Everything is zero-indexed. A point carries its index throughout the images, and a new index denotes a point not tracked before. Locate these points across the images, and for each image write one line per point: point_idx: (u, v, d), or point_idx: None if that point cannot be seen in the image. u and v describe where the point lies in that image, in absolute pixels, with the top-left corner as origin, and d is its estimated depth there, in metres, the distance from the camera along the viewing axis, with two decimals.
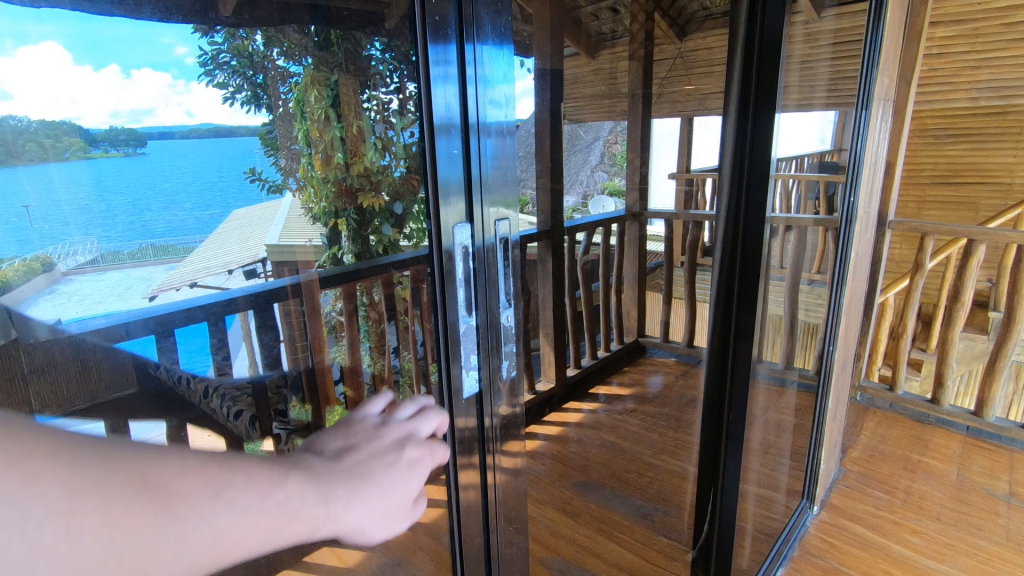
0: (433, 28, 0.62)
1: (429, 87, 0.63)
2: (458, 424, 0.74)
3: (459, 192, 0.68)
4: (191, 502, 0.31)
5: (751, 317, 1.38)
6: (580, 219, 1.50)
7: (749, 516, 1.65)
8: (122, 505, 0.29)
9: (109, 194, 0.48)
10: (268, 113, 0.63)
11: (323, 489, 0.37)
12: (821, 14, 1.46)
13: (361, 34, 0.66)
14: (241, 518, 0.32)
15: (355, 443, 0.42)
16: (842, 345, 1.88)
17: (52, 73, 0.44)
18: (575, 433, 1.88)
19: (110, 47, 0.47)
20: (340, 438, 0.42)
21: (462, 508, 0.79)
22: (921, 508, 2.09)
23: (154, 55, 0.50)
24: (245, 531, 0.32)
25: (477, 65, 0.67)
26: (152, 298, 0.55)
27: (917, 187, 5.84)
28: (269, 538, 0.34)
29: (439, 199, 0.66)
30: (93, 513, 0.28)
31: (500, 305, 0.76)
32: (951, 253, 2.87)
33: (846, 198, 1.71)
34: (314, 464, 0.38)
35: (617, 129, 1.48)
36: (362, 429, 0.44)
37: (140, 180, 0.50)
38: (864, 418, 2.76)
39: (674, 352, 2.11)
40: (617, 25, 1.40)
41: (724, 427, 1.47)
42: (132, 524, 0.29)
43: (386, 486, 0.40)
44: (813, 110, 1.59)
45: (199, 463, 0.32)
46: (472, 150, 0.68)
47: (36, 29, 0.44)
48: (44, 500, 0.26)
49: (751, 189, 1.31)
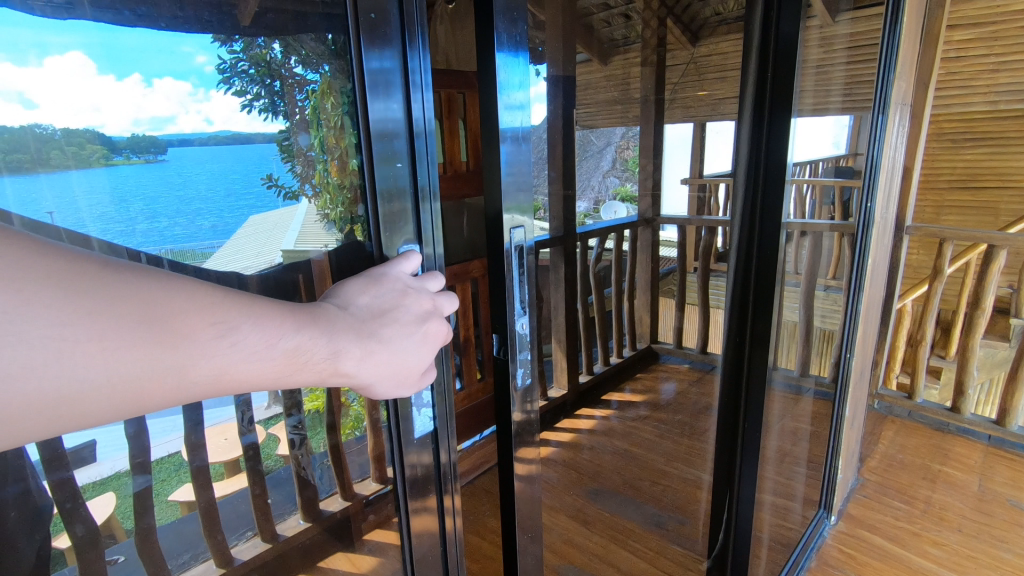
0: (367, 27, 0.58)
1: (365, 95, 0.59)
2: (406, 461, 0.70)
3: (405, 204, 0.64)
4: (199, 340, 0.35)
5: (768, 324, 1.36)
6: (593, 226, 1.49)
7: (765, 526, 1.63)
8: (142, 330, 0.33)
9: (129, 203, 0.48)
10: (284, 121, 0.58)
11: (327, 344, 0.43)
12: (836, 18, 1.45)
13: (342, 37, 0.58)
14: (244, 360, 0.37)
15: (366, 313, 0.47)
16: (859, 352, 1.85)
17: (74, 82, 0.44)
18: (588, 439, 1.86)
19: (132, 56, 0.47)
20: (356, 305, 0.47)
21: (415, 559, 0.75)
22: (942, 519, 2.05)
23: (175, 64, 0.50)
24: (255, 361, 0.38)
25: (424, 72, 0.63)
26: None
27: (935, 191, 5.78)
28: (267, 381, 0.40)
29: (379, 209, 0.62)
30: (88, 341, 0.31)
31: (516, 313, 0.80)
32: (970, 259, 2.82)
33: (863, 205, 1.69)
34: (333, 316, 0.44)
35: (629, 135, 1.45)
36: (377, 303, 0.48)
37: (160, 187, 0.50)
38: (882, 426, 2.71)
39: (688, 357, 1.97)
40: (629, 31, 1.43)
41: (741, 434, 1.45)
42: (139, 354, 0.32)
43: (381, 355, 0.46)
44: (828, 114, 1.57)
45: (212, 300, 0.36)
46: (420, 159, 0.64)
47: (58, 39, 0.44)
48: (35, 322, 0.29)
49: (766, 196, 1.30)
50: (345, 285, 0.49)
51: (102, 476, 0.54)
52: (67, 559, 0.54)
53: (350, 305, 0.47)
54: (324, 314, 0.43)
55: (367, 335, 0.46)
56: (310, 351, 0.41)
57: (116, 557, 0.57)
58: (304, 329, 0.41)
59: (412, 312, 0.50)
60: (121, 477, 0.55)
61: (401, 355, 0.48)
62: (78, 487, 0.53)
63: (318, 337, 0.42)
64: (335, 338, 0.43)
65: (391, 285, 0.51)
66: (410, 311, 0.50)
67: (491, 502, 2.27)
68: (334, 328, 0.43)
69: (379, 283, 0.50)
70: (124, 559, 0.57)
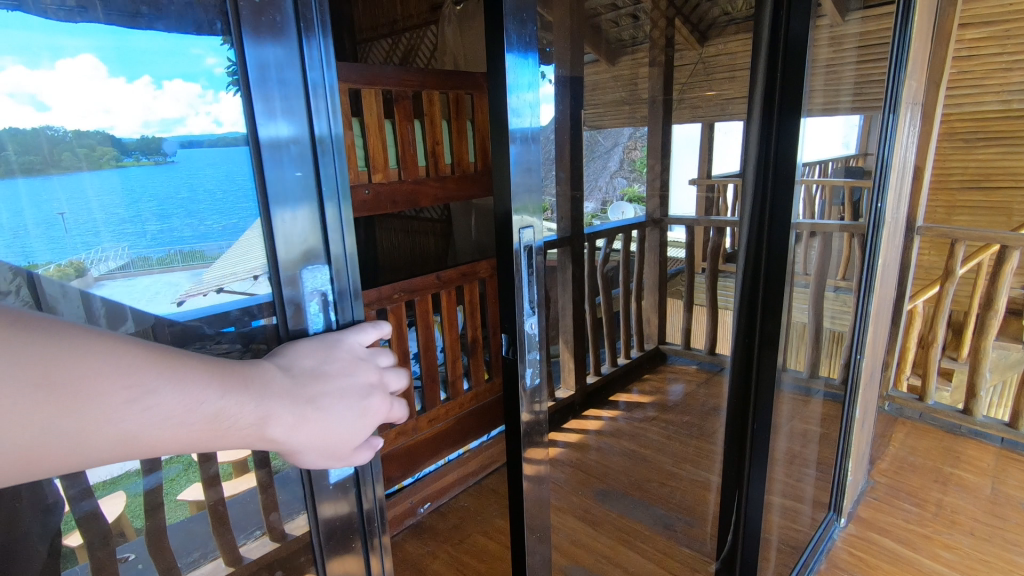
0: (248, 21, 0.52)
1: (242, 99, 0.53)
2: (321, 513, 0.65)
3: (312, 246, 0.59)
4: (113, 405, 0.37)
5: (778, 323, 1.35)
6: (601, 226, 1.47)
7: (773, 528, 1.62)
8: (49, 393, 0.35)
9: (138, 203, 0.54)
10: (285, 125, 0.55)
11: (257, 409, 0.45)
12: (846, 17, 1.43)
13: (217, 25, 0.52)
14: (162, 424, 0.40)
15: (305, 379, 0.50)
16: (869, 354, 1.84)
17: (83, 86, 0.49)
18: (595, 441, 1.80)
19: (142, 60, 0.51)
20: (297, 369, 0.51)
21: None
22: (953, 522, 2.03)
23: (183, 66, 0.52)
24: (172, 423, 0.40)
25: (322, 66, 0.57)
26: (182, 305, 0.54)
27: (947, 191, 5.72)
28: (184, 444, 0.42)
29: (272, 227, 0.56)
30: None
31: (524, 312, 0.81)
32: (983, 260, 2.79)
33: (874, 205, 1.68)
34: (275, 379, 0.48)
35: (636, 135, 1.47)
36: (319, 369, 0.52)
37: (167, 186, 0.54)
38: (893, 428, 2.69)
39: (696, 358, 1.98)
40: (637, 31, 1.44)
41: (749, 437, 1.45)
42: (41, 414, 0.35)
43: (314, 422, 0.49)
44: (838, 114, 1.55)
45: (132, 363, 0.38)
46: (329, 196, 0.59)
47: (71, 42, 0.49)
48: None
49: (777, 195, 1.28)
50: (294, 348, 0.53)
51: (114, 474, 0.56)
52: (78, 557, 0.58)
53: (291, 368, 0.50)
54: (261, 377, 0.47)
55: (303, 401, 0.49)
56: (235, 415, 0.44)
57: (127, 555, 0.61)
58: (235, 392, 0.44)
59: (354, 382, 0.54)
60: (133, 476, 0.57)
61: (333, 426, 0.51)
62: (90, 486, 0.55)
63: (248, 400, 0.44)
64: (266, 402, 0.46)
65: (344, 352, 0.55)
66: (354, 380, 0.53)
67: (499, 502, 2.28)
68: (268, 393, 0.46)
69: (329, 351, 0.55)
70: (133, 557, 0.62)
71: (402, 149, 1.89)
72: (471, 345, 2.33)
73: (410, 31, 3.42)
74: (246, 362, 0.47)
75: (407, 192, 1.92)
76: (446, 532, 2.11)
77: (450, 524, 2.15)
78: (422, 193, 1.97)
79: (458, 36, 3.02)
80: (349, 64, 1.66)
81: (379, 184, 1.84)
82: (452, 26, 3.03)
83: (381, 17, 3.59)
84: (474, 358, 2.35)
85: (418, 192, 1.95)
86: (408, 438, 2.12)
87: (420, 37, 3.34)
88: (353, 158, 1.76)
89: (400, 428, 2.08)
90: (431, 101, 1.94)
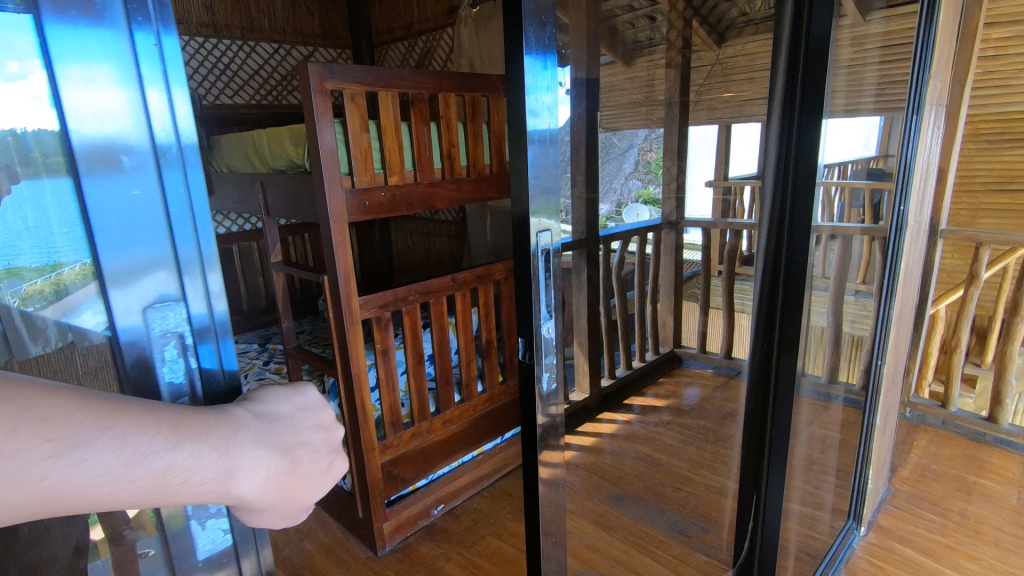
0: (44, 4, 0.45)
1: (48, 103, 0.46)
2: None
3: (158, 279, 0.53)
4: (34, 458, 0.35)
5: (798, 327, 1.38)
6: (615, 229, 1.36)
7: (792, 536, 1.63)
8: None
9: (94, 215, 0.49)
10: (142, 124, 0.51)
11: (221, 461, 0.43)
12: (868, 17, 1.40)
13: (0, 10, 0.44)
14: (94, 482, 0.37)
15: (282, 426, 0.48)
16: (891, 358, 1.80)
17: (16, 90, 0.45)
18: (609, 445, 1.61)
19: (62, 51, 0.46)
20: (275, 414, 0.48)
21: None
22: (978, 533, 1.98)
23: (98, 57, 0.48)
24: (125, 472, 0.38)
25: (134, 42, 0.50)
26: (143, 312, 0.52)
27: (971, 194, 5.58)
28: (133, 498, 0.39)
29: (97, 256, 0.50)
30: None
31: (541, 316, 0.80)
32: (1009, 264, 2.71)
33: (896, 208, 1.66)
34: (243, 421, 0.46)
35: (652, 137, 1.41)
36: (297, 416, 0.49)
37: (104, 191, 0.49)
38: (916, 436, 2.64)
39: (711, 362, 1.77)
40: (654, 33, 1.34)
41: (768, 443, 1.50)
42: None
43: (286, 475, 0.46)
44: (859, 116, 1.51)
45: (60, 415, 0.36)
46: (179, 228, 0.54)
47: (16, 39, 0.45)
48: None
49: (796, 193, 1.33)
50: (272, 390, 0.51)
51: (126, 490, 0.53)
52: (101, 550, 0.55)
53: (269, 415, 0.48)
54: (231, 424, 0.44)
55: (278, 450, 0.46)
56: (193, 467, 0.41)
57: (146, 551, 0.57)
58: (193, 443, 0.41)
59: (331, 437, 0.52)
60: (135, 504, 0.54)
61: (301, 483, 0.47)
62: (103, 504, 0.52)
63: (209, 450, 0.42)
64: (233, 453, 0.43)
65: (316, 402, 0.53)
66: (326, 439, 0.51)
67: (512, 505, 2.27)
68: (237, 441, 0.44)
69: (302, 397, 0.52)
70: (154, 553, 0.58)
71: (418, 151, 1.90)
72: (486, 348, 2.32)
73: (426, 33, 3.44)
74: (215, 409, 0.45)
75: (423, 194, 1.92)
76: (459, 534, 2.11)
77: (464, 527, 2.15)
78: (438, 195, 1.98)
79: (473, 38, 3.02)
80: (366, 66, 1.67)
81: (395, 186, 1.85)
82: (467, 28, 3.03)
83: (399, 21, 3.61)
84: (488, 360, 2.34)
85: (434, 194, 1.96)
86: (422, 440, 2.13)
87: (436, 40, 3.37)
88: (369, 161, 1.77)
89: (414, 430, 2.09)
90: (448, 104, 1.93)
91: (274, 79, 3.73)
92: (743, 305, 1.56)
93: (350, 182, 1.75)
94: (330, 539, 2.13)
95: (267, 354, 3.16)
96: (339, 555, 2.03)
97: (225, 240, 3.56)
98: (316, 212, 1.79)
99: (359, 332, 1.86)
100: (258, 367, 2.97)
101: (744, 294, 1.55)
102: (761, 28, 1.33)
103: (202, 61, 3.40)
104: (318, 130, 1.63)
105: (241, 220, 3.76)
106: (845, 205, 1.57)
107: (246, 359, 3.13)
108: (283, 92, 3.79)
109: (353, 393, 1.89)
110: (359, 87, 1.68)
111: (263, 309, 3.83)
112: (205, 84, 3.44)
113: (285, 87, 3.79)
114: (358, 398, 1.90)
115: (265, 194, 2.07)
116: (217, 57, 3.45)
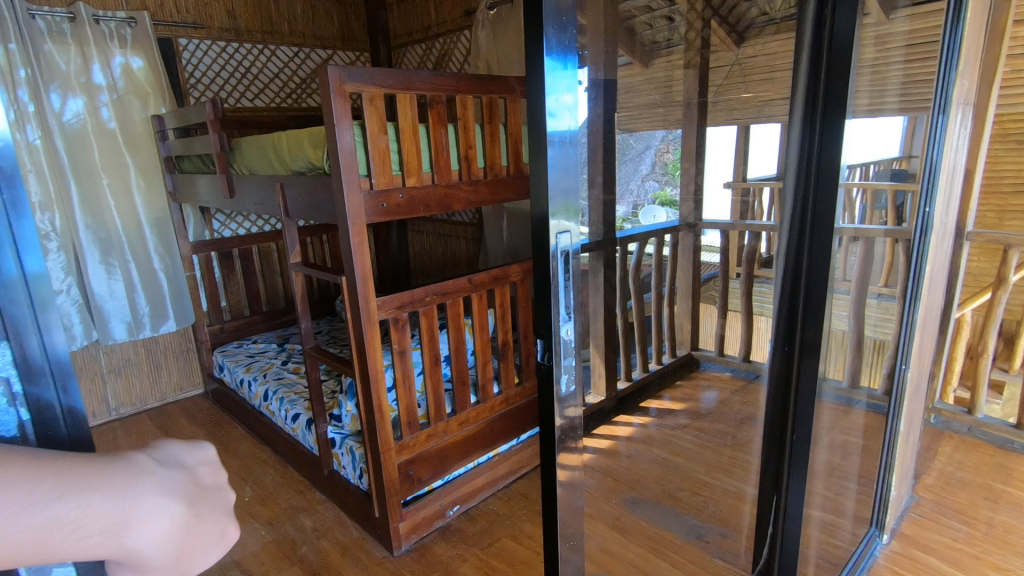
0: None
1: None
2: None
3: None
4: None
5: (818, 332, 1.45)
6: (631, 230, 1.24)
7: (812, 543, 1.65)
8: None
9: None
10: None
11: (112, 513, 0.39)
12: (890, 16, 1.37)
13: None
14: None
15: (182, 473, 0.45)
16: (916, 363, 1.78)
17: None
18: (626, 448, 1.46)
19: None
20: (177, 464, 0.46)
21: None
22: (1006, 543, 1.93)
23: None
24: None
25: None
26: None
27: (1000, 196, 5.45)
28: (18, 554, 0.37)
29: None
30: None
31: (559, 320, 0.84)
32: None
33: (922, 210, 1.63)
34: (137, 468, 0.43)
35: (668, 137, 1.33)
36: (199, 468, 0.47)
37: None
38: (940, 442, 2.58)
39: (730, 365, 1.62)
40: (673, 34, 1.28)
41: (788, 450, 1.56)
42: None
43: (190, 527, 0.43)
44: (884, 115, 1.48)
45: None
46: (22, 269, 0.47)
47: None
48: None
49: (820, 191, 1.37)
50: (167, 446, 0.47)
51: None
52: None
53: (171, 460, 0.45)
54: (131, 472, 0.42)
55: (181, 498, 0.43)
56: (78, 521, 0.38)
57: None
58: (84, 492, 0.39)
59: (226, 497, 0.48)
60: None
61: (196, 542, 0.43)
62: None
63: (102, 500, 0.39)
64: (129, 501, 0.40)
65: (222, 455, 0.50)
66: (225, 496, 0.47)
67: (527, 507, 2.26)
68: (138, 488, 0.41)
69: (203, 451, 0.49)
70: None
71: (435, 153, 1.90)
72: (502, 349, 2.32)
73: (443, 35, 3.45)
74: (111, 455, 0.42)
75: (440, 195, 1.93)
76: (474, 535, 2.11)
77: (479, 528, 2.15)
78: (454, 197, 1.98)
79: (490, 40, 3.03)
80: (385, 69, 1.68)
81: (412, 188, 1.86)
82: (484, 30, 3.04)
83: (416, 24, 3.64)
84: (504, 362, 2.34)
85: (451, 196, 1.96)
86: (439, 440, 2.13)
87: (453, 42, 3.38)
88: (386, 163, 1.78)
89: (430, 430, 2.09)
90: (465, 105, 1.94)
91: (293, 82, 3.77)
92: (762, 308, 1.53)
93: (368, 184, 1.76)
94: (346, 539, 2.14)
95: (285, 354, 3.19)
96: (355, 554, 2.05)
97: (245, 241, 3.61)
98: (335, 214, 1.81)
99: (377, 333, 1.87)
100: (276, 366, 3.01)
101: (763, 296, 1.52)
102: (782, 27, 1.33)
103: (223, 65, 3.45)
104: (337, 133, 1.65)
105: (260, 221, 3.81)
106: (868, 205, 1.54)
107: (265, 358, 3.17)
108: (302, 94, 3.83)
109: (371, 394, 1.90)
110: (378, 90, 1.69)
111: (281, 308, 3.87)
112: (227, 87, 3.49)
113: (303, 89, 3.83)
114: (376, 399, 1.91)
115: (284, 195, 2.09)
116: (238, 60, 3.50)
